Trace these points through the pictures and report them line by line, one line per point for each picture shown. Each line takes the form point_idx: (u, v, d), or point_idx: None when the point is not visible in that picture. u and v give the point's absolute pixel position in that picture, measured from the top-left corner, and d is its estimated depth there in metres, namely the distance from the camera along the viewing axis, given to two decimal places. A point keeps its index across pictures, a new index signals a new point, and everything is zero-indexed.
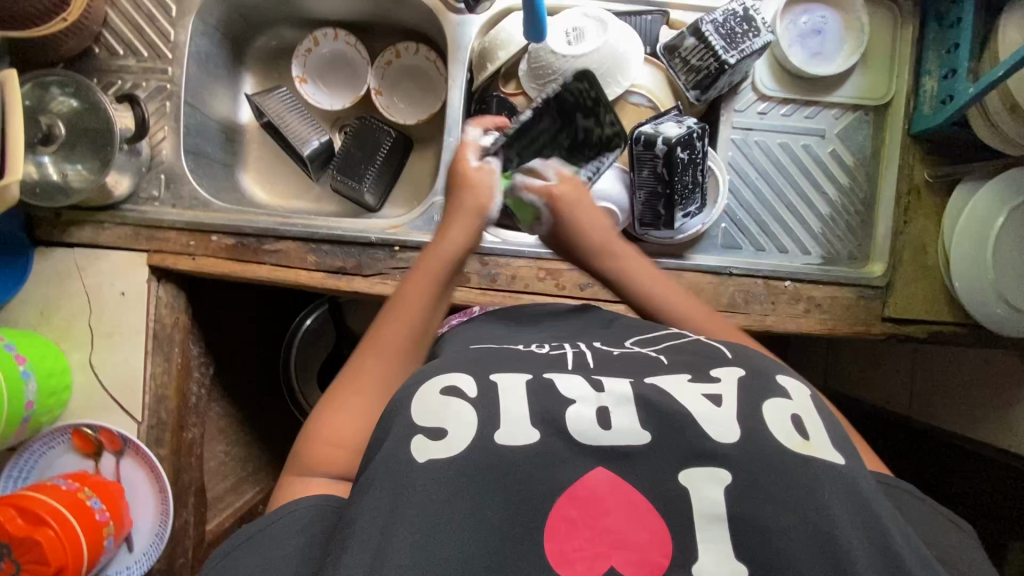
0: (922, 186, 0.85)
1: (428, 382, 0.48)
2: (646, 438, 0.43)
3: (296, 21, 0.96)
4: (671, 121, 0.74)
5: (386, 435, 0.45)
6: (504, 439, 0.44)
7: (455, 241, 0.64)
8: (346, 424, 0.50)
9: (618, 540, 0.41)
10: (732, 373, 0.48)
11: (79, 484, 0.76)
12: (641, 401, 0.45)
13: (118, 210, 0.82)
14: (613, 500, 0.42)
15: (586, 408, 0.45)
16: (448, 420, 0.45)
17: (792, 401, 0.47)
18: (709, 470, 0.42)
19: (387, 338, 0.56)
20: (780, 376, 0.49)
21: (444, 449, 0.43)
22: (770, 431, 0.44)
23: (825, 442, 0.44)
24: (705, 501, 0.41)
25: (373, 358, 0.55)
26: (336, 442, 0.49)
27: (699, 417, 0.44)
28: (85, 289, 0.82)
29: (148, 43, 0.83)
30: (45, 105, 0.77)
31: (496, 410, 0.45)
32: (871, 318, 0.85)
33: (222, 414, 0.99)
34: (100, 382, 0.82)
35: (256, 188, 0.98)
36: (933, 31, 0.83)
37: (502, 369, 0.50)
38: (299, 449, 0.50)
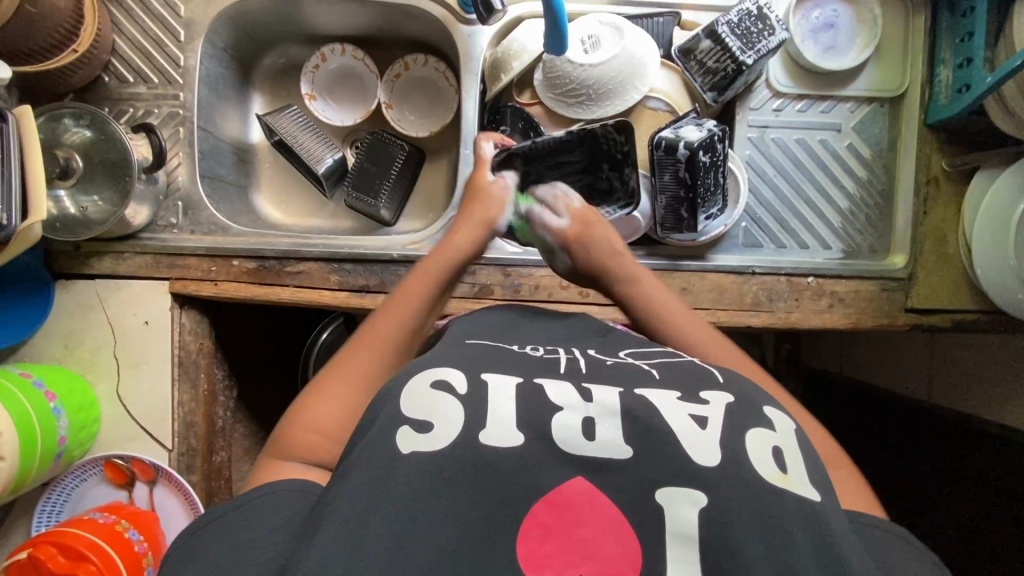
0: (939, 176, 0.85)
1: (416, 377, 0.48)
2: (629, 452, 0.44)
3: (301, 37, 0.96)
4: (691, 125, 0.74)
5: (376, 416, 0.46)
6: (489, 439, 0.44)
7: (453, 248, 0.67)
8: (330, 412, 0.51)
9: (589, 551, 0.40)
10: (721, 399, 0.49)
11: (116, 516, 0.76)
12: (626, 414, 0.46)
13: (138, 240, 0.82)
14: (589, 510, 0.41)
15: (573, 416, 0.46)
16: (435, 413, 0.45)
17: (776, 433, 0.47)
18: (685, 491, 0.42)
19: (378, 331, 0.58)
20: (767, 408, 0.50)
21: (431, 442, 0.44)
22: (752, 464, 0.44)
23: (803, 477, 0.45)
24: (680, 522, 0.41)
25: (363, 351, 0.56)
26: (320, 429, 0.50)
27: (680, 435, 0.45)
28: (108, 319, 0.81)
29: (158, 69, 0.83)
30: (59, 138, 0.76)
31: (484, 408, 0.46)
32: (894, 310, 0.85)
33: (247, 434, 0.99)
34: (127, 412, 0.82)
35: (270, 208, 0.97)
36: (945, 20, 0.83)
37: (494, 370, 0.50)
38: (280, 432, 0.51)
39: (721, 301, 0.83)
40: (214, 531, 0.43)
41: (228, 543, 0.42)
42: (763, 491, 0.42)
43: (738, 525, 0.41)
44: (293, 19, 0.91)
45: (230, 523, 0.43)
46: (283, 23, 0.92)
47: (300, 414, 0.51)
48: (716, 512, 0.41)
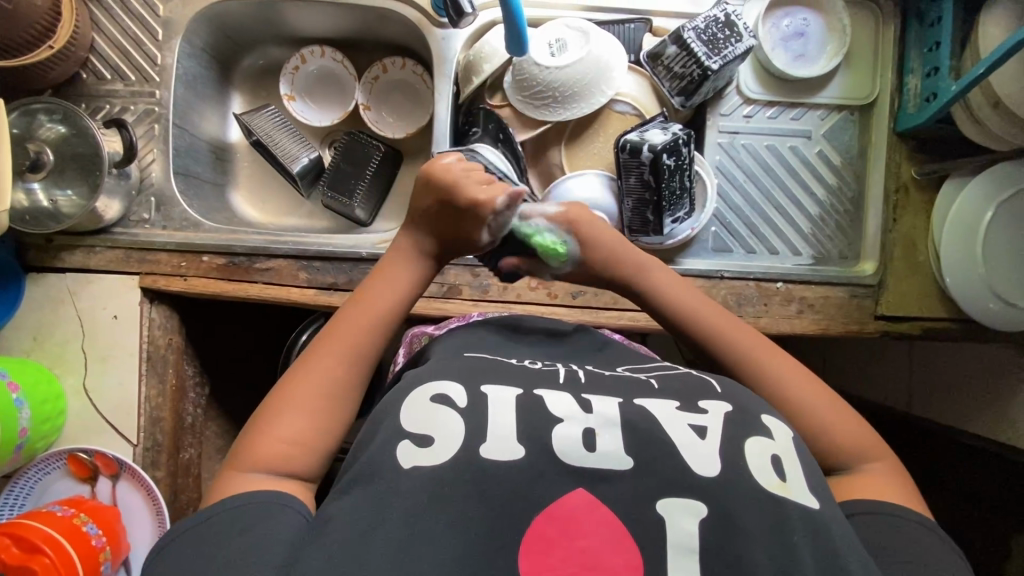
0: (909, 184, 0.85)
1: (417, 391, 0.50)
2: (629, 463, 0.45)
3: (281, 39, 0.97)
4: (656, 128, 0.74)
5: (377, 431, 0.48)
6: (490, 453, 0.45)
7: (408, 258, 0.62)
8: (300, 426, 0.51)
9: (592, 564, 0.41)
10: (720, 408, 0.50)
11: (75, 510, 0.76)
12: (627, 425, 0.48)
13: (109, 234, 0.82)
14: (589, 522, 0.43)
15: (572, 428, 0.47)
16: (436, 427, 0.47)
17: (774, 440, 0.48)
18: (684, 502, 0.44)
19: (345, 345, 0.56)
20: (764, 416, 0.50)
21: (429, 458, 0.45)
22: (751, 473, 0.45)
23: (802, 486, 0.46)
24: (679, 533, 0.42)
25: (330, 363, 0.54)
26: (289, 443, 0.50)
27: (681, 446, 0.47)
28: (78, 313, 0.81)
29: (135, 67, 0.84)
30: (33, 133, 0.77)
31: (485, 423, 0.47)
32: (864, 317, 0.85)
33: (220, 433, 1.00)
34: (94, 407, 0.82)
35: (246, 206, 0.98)
36: (914, 29, 0.84)
37: (492, 380, 0.51)
38: (243, 444, 0.51)
39: None
40: (208, 530, 0.45)
41: (229, 549, 0.44)
42: (751, 498, 0.44)
43: (738, 532, 0.43)
44: (274, 21, 0.92)
45: (228, 526, 0.45)
46: (262, 25, 0.93)
47: (263, 431, 0.51)
48: (727, 526, 0.43)
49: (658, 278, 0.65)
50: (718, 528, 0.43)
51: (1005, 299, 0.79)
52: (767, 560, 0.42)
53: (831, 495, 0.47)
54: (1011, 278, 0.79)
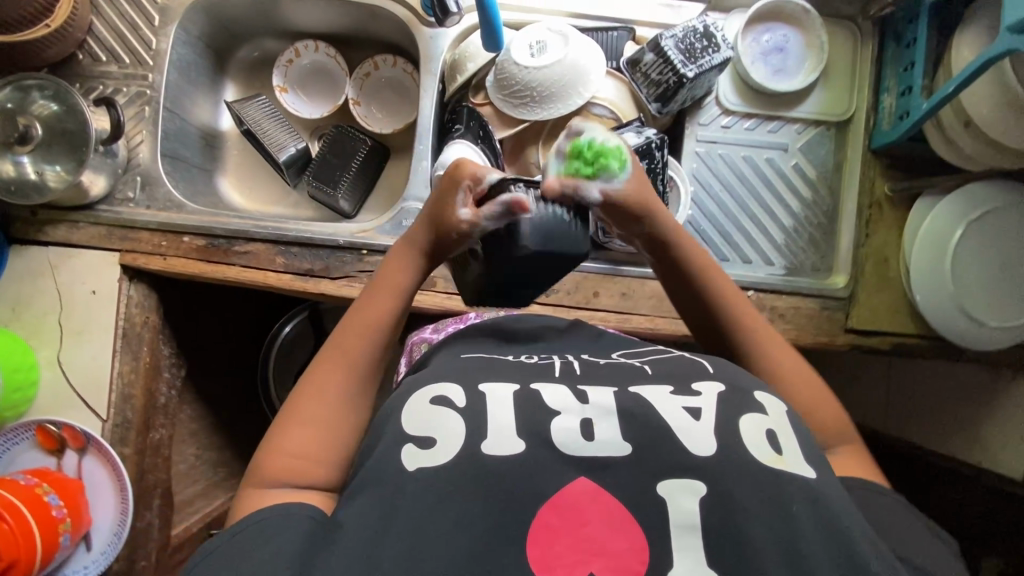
0: (883, 201, 0.86)
1: (418, 394, 0.51)
2: (628, 449, 0.46)
3: (277, 32, 0.99)
4: (632, 131, 0.77)
5: (379, 437, 0.49)
6: (492, 450, 0.46)
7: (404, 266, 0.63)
8: (311, 436, 0.51)
9: (598, 549, 0.42)
10: (712, 388, 0.51)
11: (39, 480, 0.77)
12: (622, 414, 0.48)
13: (93, 210, 0.84)
14: (593, 510, 0.43)
15: (571, 419, 0.48)
16: (438, 429, 0.48)
17: (767, 416, 0.49)
18: (684, 482, 0.44)
19: (346, 349, 0.57)
20: (757, 394, 0.52)
21: (432, 458, 0.46)
22: (744, 446, 0.46)
23: (797, 458, 0.47)
24: (680, 514, 0.43)
25: (333, 370, 0.56)
26: (300, 454, 0.50)
27: (676, 429, 0.47)
28: (57, 287, 0.83)
29: (131, 49, 0.86)
30: (26, 108, 0.79)
31: (487, 422, 0.48)
32: (834, 329, 0.86)
33: (193, 417, 1.01)
34: (67, 380, 0.82)
35: (233, 192, 0.99)
36: (891, 49, 0.86)
37: (490, 378, 0.52)
38: (256, 461, 0.50)
39: (660, 307, 0.84)
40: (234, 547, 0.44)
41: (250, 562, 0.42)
42: (753, 480, 0.44)
43: (743, 519, 0.43)
44: (272, 15, 0.95)
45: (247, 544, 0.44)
46: (259, 17, 0.96)
47: (274, 443, 0.51)
48: (737, 515, 0.43)
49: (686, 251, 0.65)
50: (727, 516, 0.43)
51: (974, 317, 0.80)
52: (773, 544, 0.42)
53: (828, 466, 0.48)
54: (979, 294, 0.80)
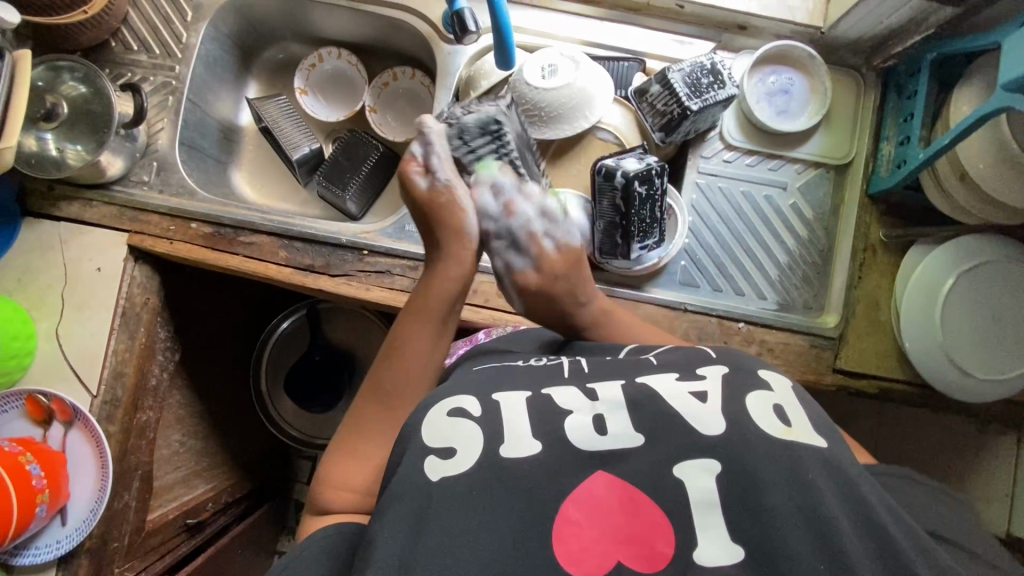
0: (877, 245, 0.88)
1: (434, 408, 0.52)
2: (640, 440, 0.47)
3: (303, 37, 1.03)
4: (632, 158, 0.78)
5: (403, 453, 0.49)
6: (509, 452, 0.47)
7: (436, 281, 0.66)
8: (358, 472, 0.56)
9: (622, 538, 0.44)
10: (717, 371, 0.53)
11: (23, 448, 0.77)
12: (631, 406, 0.50)
13: (108, 190, 0.86)
14: (613, 501, 0.45)
15: (582, 416, 0.49)
16: (457, 438, 0.49)
17: (774, 392, 0.50)
18: (700, 461, 0.45)
19: (388, 386, 0.61)
20: (761, 371, 0.53)
21: (454, 467, 0.47)
22: (753, 420, 0.47)
23: (805, 425, 0.48)
24: (699, 491, 0.44)
25: (376, 409, 0.60)
26: (351, 486, 0.55)
27: (686, 413, 0.48)
28: (65, 261, 0.85)
29: (162, 42, 0.90)
30: (55, 87, 0.83)
31: (501, 428, 0.49)
32: (822, 368, 0.87)
33: (182, 403, 1.02)
34: (63, 352, 0.84)
35: (246, 186, 1.02)
36: (892, 100, 0.88)
37: (502, 388, 0.54)
38: (314, 492, 0.57)
39: None
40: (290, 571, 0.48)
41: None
42: (773, 459, 0.44)
43: (764, 512, 0.43)
44: (300, 19, 0.99)
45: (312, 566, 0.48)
46: (288, 22, 1.00)
47: (325, 479, 0.57)
48: (762, 508, 0.43)
49: (586, 317, 0.71)
50: (754, 510, 0.43)
51: (963, 368, 0.80)
52: (795, 530, 0.42)
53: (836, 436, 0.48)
54: (967, 344, 0.81)
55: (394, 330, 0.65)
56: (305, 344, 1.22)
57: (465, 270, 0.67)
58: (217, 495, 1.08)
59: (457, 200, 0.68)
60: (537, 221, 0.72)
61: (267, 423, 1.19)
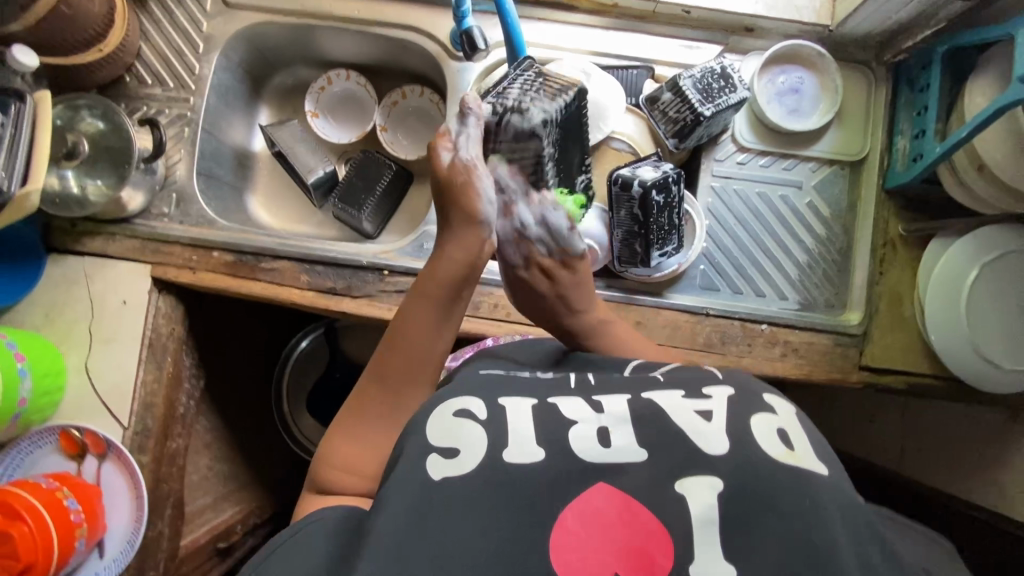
0: (897, 240, 0.88)
1: (439, 407, 0.52)
2: (644, 455, 0.47)
3: (311, 61, 1.04)
4: (648, 167, 0.79)
5: (402, 448, 0.49)
6: (512, 455, 0.47)
7: (444, 258, 0.64)
8: (358, 452, 0.56)
9: (622, 549, 0.44)
10: (722, 392, 0.52)
11: (59, 484, 0.78)
12: (638, 421, 0.49)
13: (129, 224, 0.88)
14: (615, 513, 0.45)
15: (587, 428, 0.49)
16: (461, 439, 0.49)
17: (778, 416, 0.51)
18: (704, 479, 0.45)
19: (388, 366, 0.60)
20: (766, 395, 0.53)
21: (456, 467, 0.47)
22: (758, 444, 0.47)
23: (811, 455, 0.48)
24: (701, 508, 0.44)
25: (377, 389, 0.59)
26: (350, 467, 0.55)
27: (690, 431, 0.48)
28: (91, 295, 0.86)
29: (175, 75, 0.91)
30: (74, 125, 0.84)
31: (506, 431, 0.49)
32: (848, 366, 0.86)
33: (209, 429, 1.03)
34: (93, 386, 0.85)
35: (261, 211, 1.03)
36: (904, 94, 0.88)
37: (508, 393, 0.53)
38: (314, 471, 0.57)
39: (674, 337, 0.85)
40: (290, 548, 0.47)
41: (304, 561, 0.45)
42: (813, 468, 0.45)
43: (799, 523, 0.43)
44: (307, 44, 1.00)
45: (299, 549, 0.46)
46: (296, 47, 1.00)
47: (327, 454, 0.57)
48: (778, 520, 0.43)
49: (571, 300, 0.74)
50: (772, 511, 0.44)
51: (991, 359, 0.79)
52: (832, 544, 0.42)
53: (838, 463, 0.49)
54: (993, 333, 0.80)
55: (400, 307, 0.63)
56: (323, 364, 1.21)
57: (470, 247, 0.64)
58: (245, 517, 1.09)
59: (477, 186, 0.65)
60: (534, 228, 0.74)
61: (292, 443, 1.20)
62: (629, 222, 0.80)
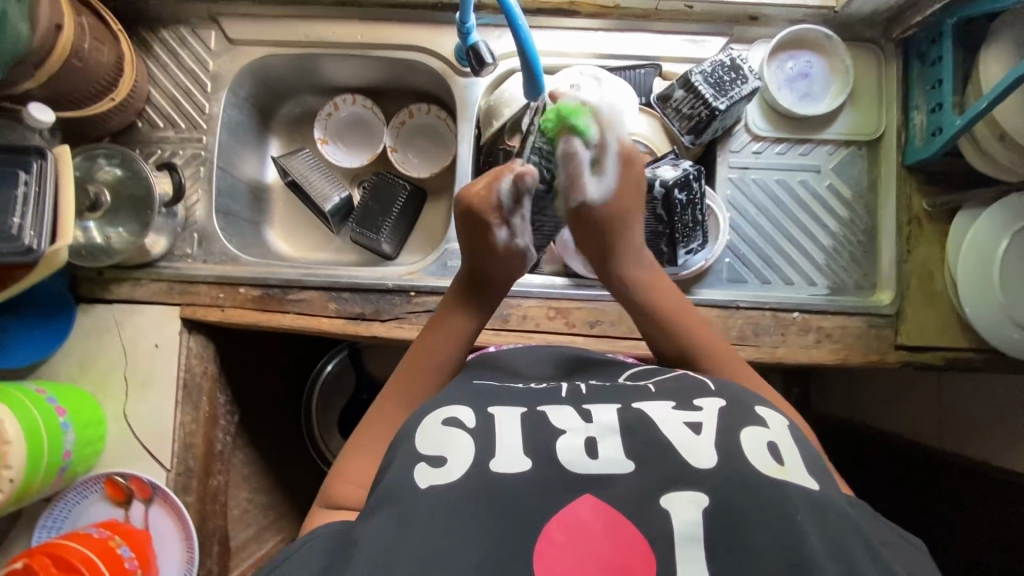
0: (922, 215, 0.87)
1: (428, 418, 0.52)
2: (630, 467, 0.47)
3: (315, 88, 1.04)
4: (668, 165, 0.79)
5: (393, 458, 0.50)
6: (499, 466, 0.47)
7: (475, 294, 0.70)
8: (363, 466, 0.57)
9: (605, 562, 0.42)
10: (713, 404, 0.52)
11: (110, 532, 0.79)
12: (625, 430, 0.49)
13: (154, 268, 0.88)
14: (600, 524, 0.44)
15: (574, 438, 0.49)
16: (447, 447, 0.49)
17: (769, 430, 0.50)
18: (687, 494, 0.45)
19: (413, 379, 0.64)
20: (758, 407, 0.53)
21: (443, 476, 0.47)
22: (747, 458, 0.47)
23: (800, 471, 0.47)
24: (683, 525, 0.43)
25: (397, 400, 0.62)
26: (358, 480, 0.56)
27: (677, 445, 0.48)
28: (122, 341, 0.87)
29: (186, 115, 0.92)
30: (93, 175, 0.85)
31: (493, 441, 0.49)
32: (884, 347, 0.86)
33: (245, 462, 1.04)
34: (133, 431, 0.85)
35: (280, 243, 1.04)
36: (916, 68, 0.87)
37: (496, 402, 0.54)
38: (323, 488, 0.57)
39: None
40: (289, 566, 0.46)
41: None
42: None
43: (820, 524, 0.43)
44: (312, 74, 1.00)
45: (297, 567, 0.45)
46: (301, 76, 1.01)
47: (339, 473, 0.57)
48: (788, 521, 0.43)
49: (630, 248, 0.71)
50: (783, 511, 0.43)
51: None
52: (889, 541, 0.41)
53: (827, 478, 0.49)
54: None
55: (426, 330, 0.68)
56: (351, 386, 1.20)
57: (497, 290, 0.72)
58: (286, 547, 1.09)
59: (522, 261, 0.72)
60: (584, 149, 0.69)
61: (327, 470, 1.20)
62: (656, 223, 0.79)
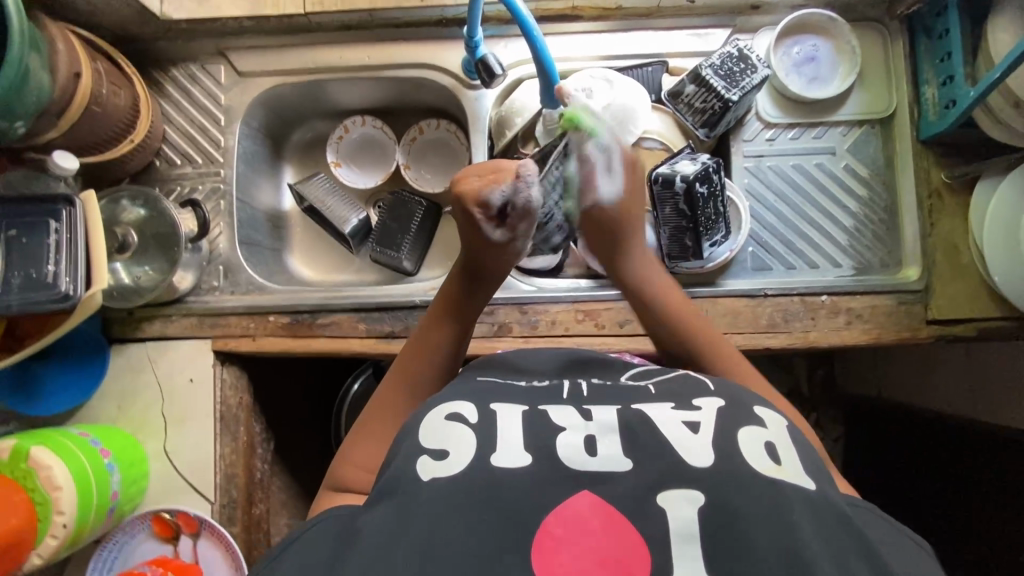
0: (942, 188, 0.87)
1: (430, 413, 0.52)
2: (628, 464, 0.46)
3: (324, 112, 1.05)
4: (685, 160, 0.79)
5: (395, 456, 0.50)
6: (501, 461, 0.47)
7: (467, 286, 0.68)
8: (369, 453, 0.57)
9: (602, 558, 0.42)
10: (712, 404, 0.52)
11: (163, 570, 0.79)
12: (625, 430, 0.49)
13: (183, 303, 0.89)
14: (597, 521, 0.43)
15: (573, 436, 0.48)
16: (449, 441, 0.49)
17: (767, 429, 0.50)
18: (684, 491, 0.44)
19: (410, 371, 0.64)
20: (757, 408, 0.52)
21: (444, 468, 0.47)
22: (744, 458, 0.46)
23: (796, 468, 0.47)
24: (680, 522, 0.43)
25: (396, 390, 0.63)
26: (365, 466, 0.56)
27: (675, 442, 0.47)
28: (157, 379, 0.87)
29: (202, 150, 0.93)
30: (117, 217, 0.86)
31: (494, 434, 0.49)
32: (916, 322, 0.85)
33: (284, 488, 1.04)
34: (174, 465, 0.86)
35: (302, 268, 1.05)
36: (924, 43, 0.87)
37: (501, 399, 0.53)
38: (329, 475, 0.57)
39: (736, 324, 0.85)
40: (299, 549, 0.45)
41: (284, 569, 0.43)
42: None
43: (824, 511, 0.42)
44: (319, 99, 1.01)
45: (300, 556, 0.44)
46: (309, 103, 1.02)
47: (347, 458, 0.57)
48: (782, 509, 0.43)
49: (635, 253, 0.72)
50: (780, 510, 0.43)
51: None
52: None
53: (825, 475, 0.48)
54: None
55: (421, 326, 0.67)
56: None
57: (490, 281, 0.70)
58: None
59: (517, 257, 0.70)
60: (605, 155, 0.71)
61: None
62: (679, 219, 0.80)
